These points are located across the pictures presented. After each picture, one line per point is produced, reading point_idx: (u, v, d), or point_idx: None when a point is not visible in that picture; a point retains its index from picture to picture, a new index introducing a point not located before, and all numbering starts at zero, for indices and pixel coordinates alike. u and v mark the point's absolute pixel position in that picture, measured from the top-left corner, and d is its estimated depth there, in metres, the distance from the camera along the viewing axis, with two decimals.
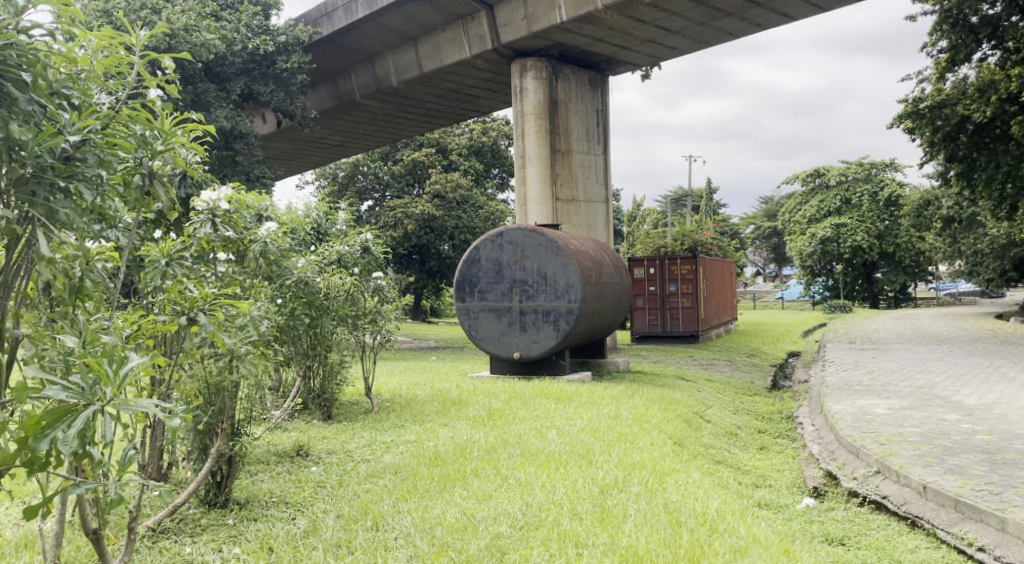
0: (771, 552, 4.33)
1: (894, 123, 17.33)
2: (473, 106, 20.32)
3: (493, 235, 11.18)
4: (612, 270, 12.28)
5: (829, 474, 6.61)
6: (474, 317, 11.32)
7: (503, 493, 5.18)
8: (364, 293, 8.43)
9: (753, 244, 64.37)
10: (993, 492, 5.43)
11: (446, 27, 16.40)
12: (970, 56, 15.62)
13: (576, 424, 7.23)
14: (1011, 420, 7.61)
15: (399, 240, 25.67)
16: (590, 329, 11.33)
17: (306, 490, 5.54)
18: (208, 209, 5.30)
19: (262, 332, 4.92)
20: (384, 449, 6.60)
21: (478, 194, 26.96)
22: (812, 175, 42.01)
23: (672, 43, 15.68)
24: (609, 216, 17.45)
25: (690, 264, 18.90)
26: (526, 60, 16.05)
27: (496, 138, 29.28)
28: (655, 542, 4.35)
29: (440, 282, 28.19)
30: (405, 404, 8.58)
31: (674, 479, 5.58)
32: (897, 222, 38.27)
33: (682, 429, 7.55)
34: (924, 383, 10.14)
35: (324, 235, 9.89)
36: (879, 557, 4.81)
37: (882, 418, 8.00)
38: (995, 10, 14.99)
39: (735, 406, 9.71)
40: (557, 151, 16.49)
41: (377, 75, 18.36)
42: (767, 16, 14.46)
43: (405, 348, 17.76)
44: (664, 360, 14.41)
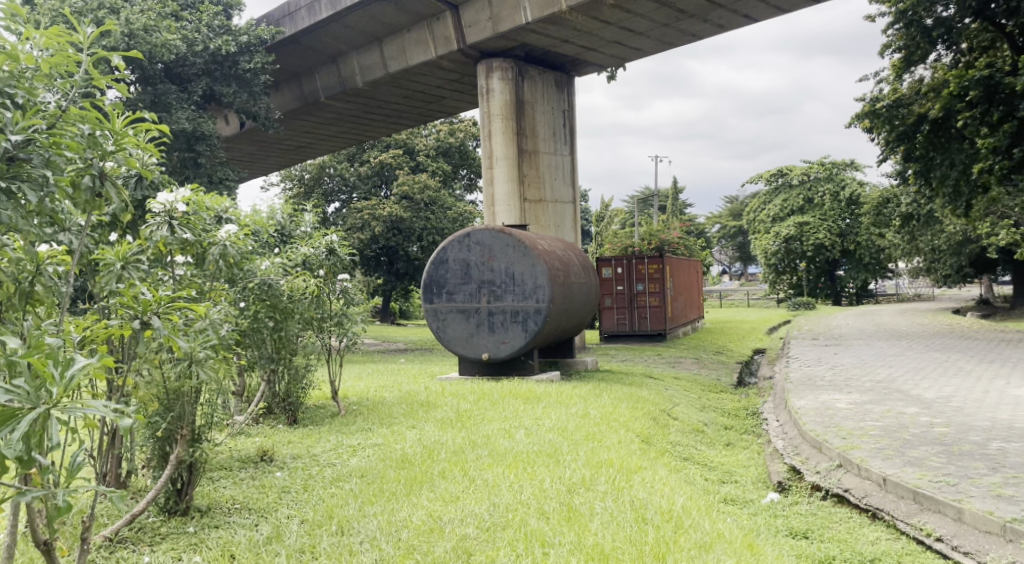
0: (735, 546, 4.39)
1: (853, 122, 17.61)
2: (440, 107, 20.21)
3: (461, 235, 11.16)
4: (579, 270, 12.31)
5: (792, 469, 6.70)
6: (442, 318, 11.23)
7: (471, 494, 5.18)
8: (330, 295, 8.30)
9: (718, 243, 65.17)
10: (950, 484, 5.54)
11: (412, 28, 16.33)
12: (924, 56, 16.03)
13: (544, 424, 7.23)
14: (966, 413, 7.80)
15: (366, 242, 25.52)
16: (557, 328, 11.36)
17: (270, 495, 5.47)
18: (165, 210, 5.17)
19: (220, 336, 4.80)
20: (350, 452, 6.54)
21: (446, 195, 26.85)
22: (775, 175, 42.53)
23: (635, 43, 15.78)
24: (577, 215, 17.51)
25: (657, 263, 19.04)
26: (492, 61, 16.06)
27: (464, 139, 29.13)
28: (622, 539, 4.38)
29: (408, 285, 28.03)
30: (373, 407, 8.51)
31: (641, 477, 5.62)
32: (858, 220, 39.07)
33: (649, 426, 7.62)
34: (883, 378, 10.37)
35: (290, 237, 9.80)
36: (840, 549, 4.90)
37: (842, 412, 8.14)
38: (948, 12, 15.30)
39: (701, 402, 9.82)
40: (522, 152, 16.51)
41: (342, 75, 18.20)
42: (729, 17, 14.61)
43: (373, 351, 17.61)
44: (633, 359, 14.48)
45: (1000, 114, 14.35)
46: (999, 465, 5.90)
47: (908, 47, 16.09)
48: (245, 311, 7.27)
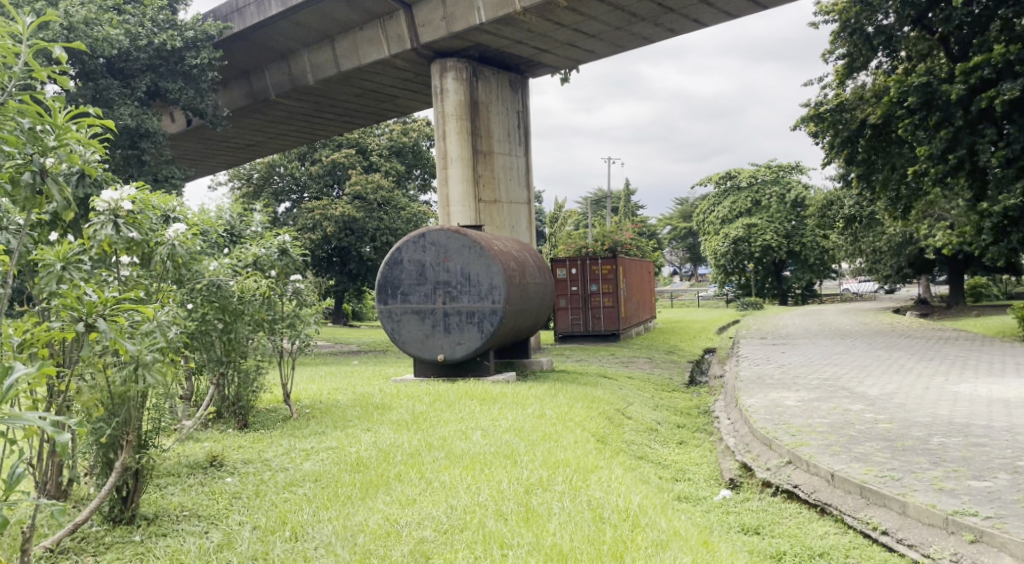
0: (691, 544, 4.45)
1: (798, 126, 18.02)
2: (391, 106, 20.05)
3: (416, 236, 11.08)
4: (535, 271, 12.34)
5: (743, 466, 6.82)
6: (396, 319, 11.12)
7: (428, 496, 5.14)
8: (281, 297, 8.16)
9: (668, 245, 66.05)
10: (895, 478, 5.70)
11: (364, 26, 16.15)
12: (867, 63, 16.48)
13: (501, 425, 7.23)
14: (909, 409, 8.05)
15: (318, 242, 25.25)
16: (513, 329, 11.35)
17: (220, 502, 5.34)
18: (110, 209, 4.92)
19: (169, 339, 4.65)
20: (303, 456, 6.43)
21: (399, 195, 26.61)
22: (724, 177, 43.32)
23: (588, 46, 15.90)
24: (532, 216, 17.56)
25: (611, 264, 19.19)
26: (446, 61, 15.99)
27: (418, 139, 29.03)
28: (580, 539, 4.41)
29: (360, 285, 27.74)
30: (326, 410, 8.39)
31: (598, 476, 5.64)
32: (803, 222, 40.03)
33: (604, 426, 7.67)
34: (830, 375, 10.64)
35: (240, 237, 9.58)
36: (791, 544, 5.04)
37: (791, 410, 8.31)
38: (888, 20, 15.81)
39: (654, 402, 9.93)
40: (479, 152, 16.47)
41: (293, 73, 17.88)
42: (680, 21, 14.80)
43: (326, 352, 17.37)
44: (587, 359, 14.55)
45: (937, 120, 14.85)
46: (941, 460, 6.11)
47: (852, 54, 16.54)
48: (193, 312, 7.00)
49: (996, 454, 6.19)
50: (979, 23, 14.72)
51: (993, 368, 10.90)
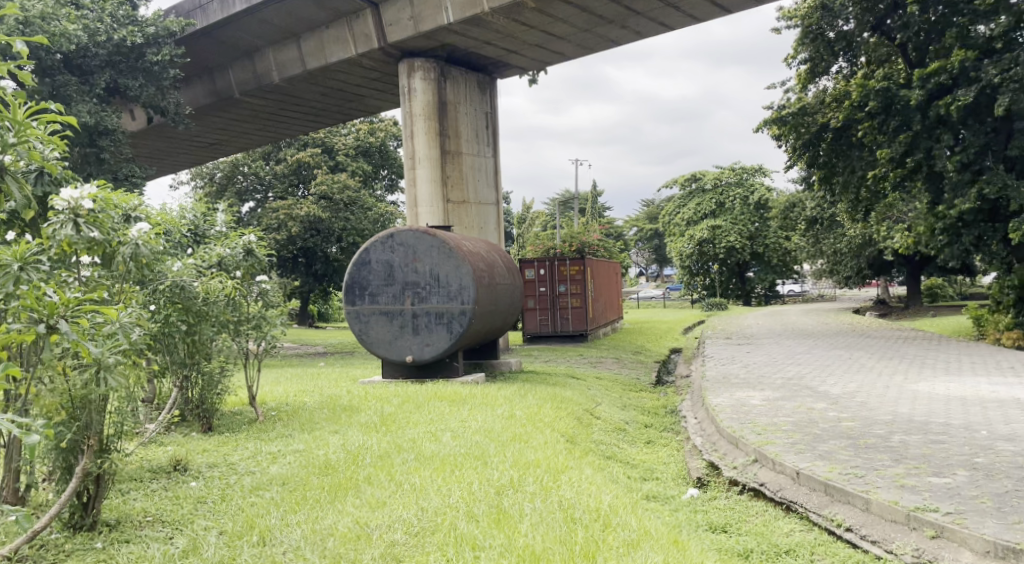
0: (662, 543, 4.49)
1: (761, 129, 18.21)
2: (358, 105, 19.89)
3: (385, 236, 11.00)
4: (503, 271, 12.32)
5: (711, 465, 6.90)
6: (364, 321, 11.03)
7: (398, 499, 5.10)
8: (247, 298, 8.04)
9: (635, 245, 66.47)
10: (858, 475, 5.80)
11: (330, 25, 16.01)
12: (828, 67, 16.77)
13: (471, 426, 7.21)
14: (871, 407, 8.21)
15: (282, 243, 24.81)
16: (482, 330, 11.32)
17: (185, 507, 5.24)
18: (70, 208, 4.79)
19: (132, 341, 4.58)
20: (270, 460, 6.34)
21: (366, 195, 26.08)
22: (689, 179, 43.78)
23: (555, 47, 15.95)
24: (500, 217, 17.55)
25: (579, 265, 19.27)
26: (414, 60, 15.91)
27: (384, 138, 28.88)
28: (551, 540, 4.41)
29: (325, 286, 27.46)
30: (292, 412, 8.29)
31: (569, 476, 5.66)
32: (766, 224, 40.58)
33: (573, 426, 7.69)
34: (795, 374, 10.80)
35: (206, 237, 9.41)
36: (757, 542, 5.13)
37: (758, 408, 8.42)
38: (847, 27, 16.11)
39: (622, 402, 10.00)
40: (447, 152, 16.43)
41: (257, 70, 17.61)
42: (646, 24, 14.93)
43: (291, 354, 17.16)
44: (554, 359, 14.59)
45: (895, 124, 15.16)
46: (902, 457, 6.24)
47: (813, 59, 16.78)
48: (154, 314, 6.87)
49: (954, 451, 6.35)
50: (934, 30, 14.94)
51: (951, 367, 11.17)
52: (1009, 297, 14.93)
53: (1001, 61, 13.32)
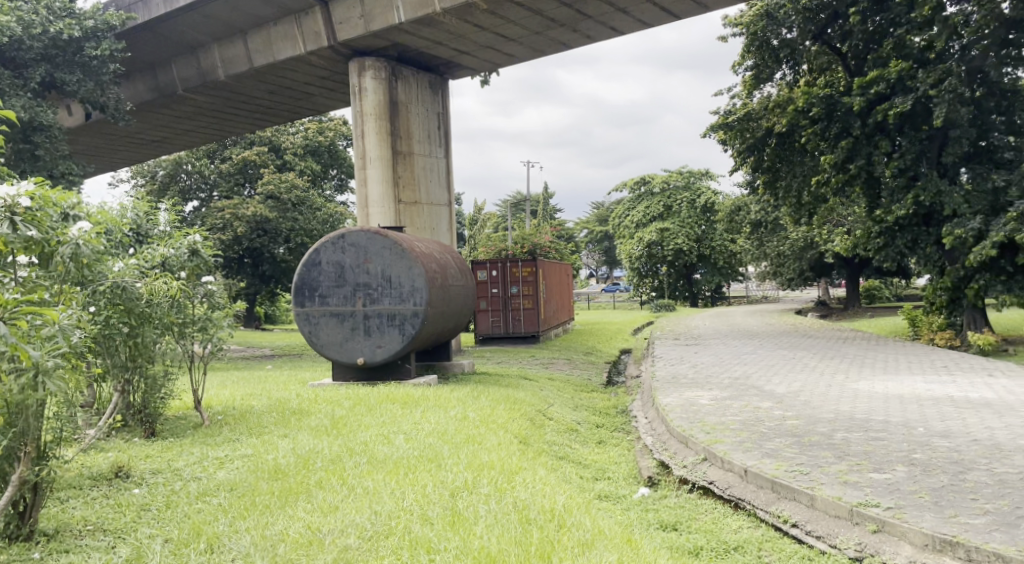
0: (616, 542, 4.53)
1: (708, 134, 18.53)
2: (308, 104, 19.59)
3: (335, 236, 10.85)
4: (457, 273, 12.27)
5: (661, 464, 6.98)
6: (314, 323, 10.88)
7: (351, 503, 5.03)
8: (192, 299, 7.82)
9: (585, 247, 66.86)
10: (803, 473, 5.93)
11: (278, 22, 15.76)
12: (771, 75, 17.29)
13: (424, 428, 7.15)
14: (814, 406, 8.42)
15: (227, 243, 24.05)
16: (435, 331, 11.25)
17: (128, 515, 5.08)
18: (6, 205, 4.61)
19: (72, 344, 4.46)
20: (217, 465, 6.18)
21: (315, 195, 26.19)
22: (638, 182, 44.41)
23: (507, 49, 15.99)
24: (452, 219, 17.49)
25: (531, 267, 19.29)
26: (365, 59, 15.75)
27: (334, 138, 28.94)
28: (506, 542, 4.42)
29: (272, 287, 27.00)
30: (240, 416, 8.09)
31: (523, 478, 5.66)
32: (713, 227, 41.27)
33: (527, 427, 7.69)
34: (741, 374, 11.00)
35: (149, 236, 9.14)
36: (707, 540, 5.23)
37: (706, 408, 8.55)
38: (791, 35, 16.43)
39: (574, 402, 10.07)
40: (399, 152, 16.31)
41: (202, 67, 17.20)
42: (597, 29, 15.07)
43: (237, 357, 16.82)
44: (506, 361, 14.60)
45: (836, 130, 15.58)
46: (844, 454, 6.41)
47: (758, 66, 17.27)
48: (96, 315, 6.71)
49: (893, 447, 6.56)
50: (872, 40, 15.50)
51: (889, 366, 11.54)
52: (941, 298, 15.19)
53: (934, 71, 13.88)
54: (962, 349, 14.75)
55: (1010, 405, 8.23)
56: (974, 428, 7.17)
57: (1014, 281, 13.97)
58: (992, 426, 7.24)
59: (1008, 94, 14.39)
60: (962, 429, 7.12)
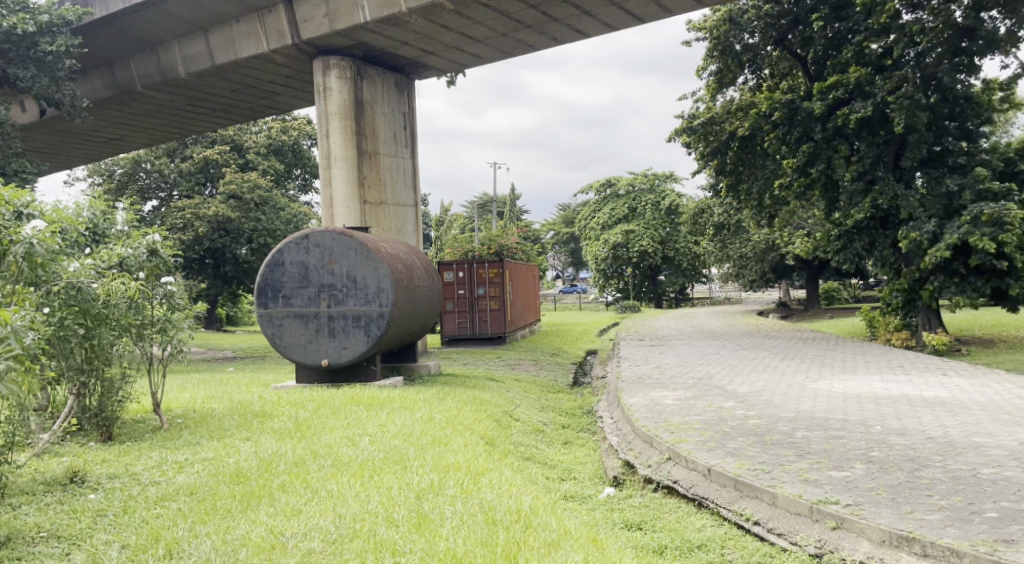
0: (582, 542, 4.55)
1: (673, 138, 18.70)
2: (273, 102, 19.31)
3: (299, 236, 10.72)
4: (423, 274, 12.20)
5: (626, 464, 7.02)
6: (276, 324, 10.74)
7: (315, 506, 4.97)
8: (151, 300, 7.65)
9: (551, 249, 66.97)
10: (765, 471, 6.01)
11: (240, 19, 15.53)
12: (734, 79, 17.50)
13: (390, 430, 7.10)
14: (776, 405, 8.54)
15: (188, 243, 23.57)
16: (401, 332, 11.17)
17: (83, 520, 4.96)
18: None
19: (25, 346, 4.35)
20: (177, 469, 6.07)
21: (278, 195, 25.79)
22: (603, 185, 44.72)
23: (473, 50, 15.96)
24: (417, 220, 17.41)
25: (497, 268, 19.26)
26: (329, 58, 15.61)
27: (297, 137, 28.60)
28: (473, 543, 4.41)
29: (234, 288, 26.62)
30: (200, 419, 7.96)
31: (489, 479, 5.64)
32: (676, 229, 41.68)
33: (493, 428, 7.68)
34: (704, 374, 11.12)
35: (105, 236, 8.94)
36: (671, 539, 5.28)
37: (671, 408, 8.62)
38: (753, 40, 16.77)
39: (540, 403, 10.08)
40: (362, 152, 16.19)
41: (161, 63, 16.87)
42: (563, 31, 15.12)
43: (197, 359, 16.52)
44: (472, 362, 14.56)
45: (797, 135, 15.82)
46: (804, 452, 6.51)
47: (721, 70, 17.43)
48: (50, 316, 6.61)
49: (851, 446, 6.68)
50: (831, 46, 15.77)
51: (847, 366, 11.76)
52: (897, 300, 15.54)
53: (891, 77, 14.23)
54: (918, 349, 15.08)
55: (965, 403, 8.44)
56: (930, 426, 7.34)
57: (966, 282, 14.33)
58: (946, 424, 7.42)
59: (961, 100, 14.68)
60: (917, 427, 7.28)
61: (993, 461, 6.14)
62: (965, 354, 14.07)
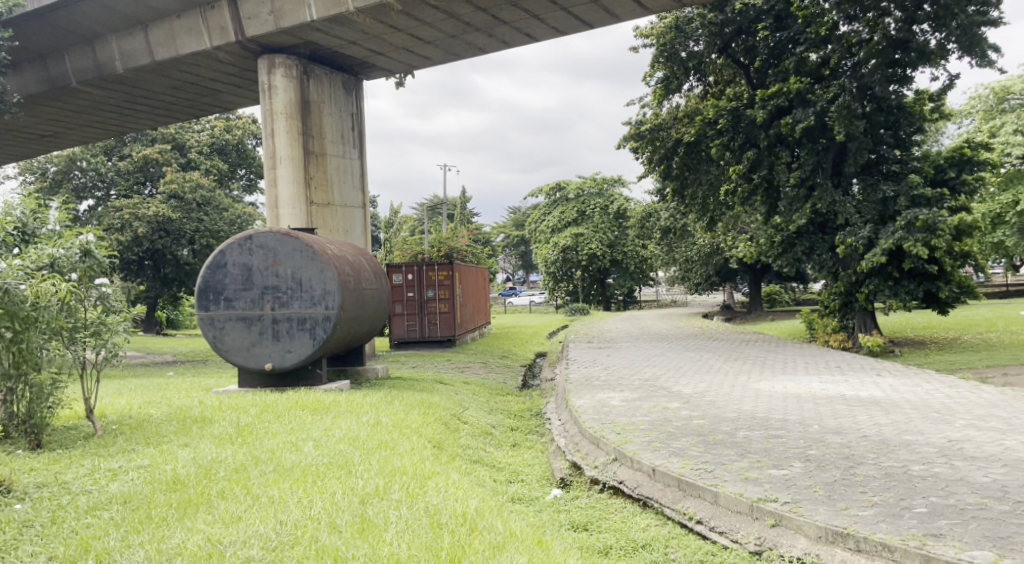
0: (527, 544, 4.56)
1: (622, 143, 18.90)
2: (214, 100, 19.01)
3: (242, 238, 10.56)
4: (371, 276, 12.11)
5: (574, 465, 7.05)
6: (218, 327, 10.54)
7: (255, 512, 4.89)
8: (84, 303, 7.47)
9: (501, 252, 66.93)
10: (708, 470, 6.08)
11: (181, 15, 15.25)
12: (680, 86, 17.71)
13: (335, 435, 7.01)
14: (719, 405, 8.66)
15: (126, 244, 23.00)
16: (348, 335, 11.07)
17: (8, 531, 4.81)
18: None
19: None
20: (110, 477, 5.92)
21: (220, 195, 25.53)
22: (553, 189, 44.80)
23: (423, 52, 15.91)
24: (367, 222, 17.29)
25: (447, 270, 19.22)
26: (275, 56, 15.41)
27: (242, 136, 28.25)
28: (417, 547, 4.39)
29: (174, 290, 26.11)
30: (136, 425, 7.78)
31: (435, 482, 5.61)
32: (625, 232, 42.14)
33: (441, 431, 7.64)
34: (651, 376, 11.22)
35: (37, 237, 8.70)
36: (617, 540, 5.32)
37: (617, 409, 8.67)
38: (698, 47, 16.89)
39: (489, 406, 10.07)
40: (310, 153, 16.01)
41: (98, 59, 16.47)
42: (513, 34, 15.15)
43: (135, 363, 16.12)
44: (421, 365, 14.49)
45: (741, 141, 16.08)
46: (746, 451, 6.61)
47: (667, 77, 17.63)
48: None
49: (791, 444, 6.80)
50: (773, 56, 16.17)
51: (788, 367, 11.99)
52: (835, 302, 15.87)
53: (829, 86, 14.64)
54: (855, 351, 15.43)
55: (900, 402, 8.66)
56: (865, 424, 7.52)
57: (900, 286, 14.71)
58: (879, 422, 7.60)
59: (896, 110, 15.18)
60: (854, 426, 7.45)
61: (923, 458, 6.31)
62: (898, 355, 14.49)
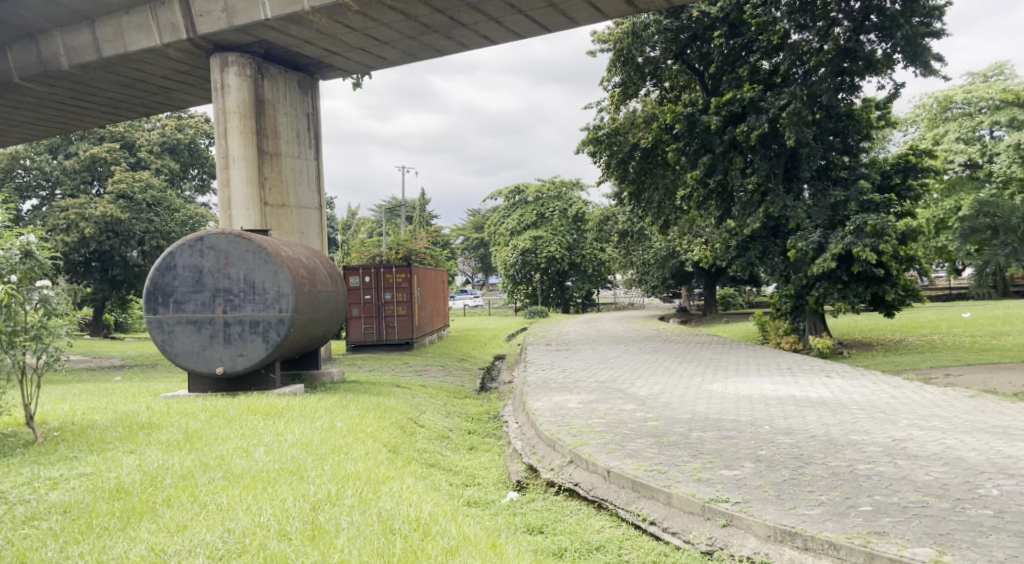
0: (480, 549, 4.54)
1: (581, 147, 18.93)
2: (165, 99, 18.69)
3: (193, 239, 10.38)
4: (326, 279, 11.98)
5: (530, 468, 7.04)
6: (168, 331, 10.36)
7: (203, 520, 4.81)
8: (23, 306, 7.31)
9: (461, 254, 66.75)
10: (661, 471, 6.12)
11: (131, 11, 14.99)
12: (637, 91, 17.85)
13: (287, 440, 6.92)
14: (673, 407, 8.73)
15: (72, 244, 22.59)
16: (302, 339, 10.94)
17: None
18: None
19: None
20: (50, 486, 5.78)
21: (172, 196, 25.12)
22: (513, 191, 44.74)
23: (381, 53, 15.83)
24: (324, 223, 17.17)
25: (405, 273, 19.10)
26: (228, 55, 15.22)
27: (194, 135, 27.82)
28: (368, 554, 4.37)
29: (124, 293, 25.62)
30: (79, 432, 7.60)
31: (389, 487, 5.57)
32: (583, 236, 42.41)
33: (397, 436, 7.59)
34: (607, 378, 11.28)
35: None
36: (571, 541, 5.33)
37: (573, 411, 8.69)
38: (654, 53, 17.14)
39: (446, 409, 10.03)
40: (267, 154, 15.82)
41: (42, 55, 16.03)
42: (471, 37, 15.15)
43: (83, 368, 15.76)
44: (378, 368, 14.40)
45: (697, 147, 16.21)
46: (698, 452, 6.67)
47: (625, 82, 17.74)
48: None
49: (742, 445, 6.88)
50: (727, 61, 16.17)
51: (741, 368, 12.13)
52: (785, 306, 16.07)
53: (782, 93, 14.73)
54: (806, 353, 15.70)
55: (849, 402, 8.82)
56: (814, 424, 7.63)
57: (848, 289, 14.96)
58: (827, 422, 7.72)
59: (844, 118, 15.45)
60: (803, 425, 7.57)
61: (869, 457, 6.42)
62: (845, 356, 14.81)
